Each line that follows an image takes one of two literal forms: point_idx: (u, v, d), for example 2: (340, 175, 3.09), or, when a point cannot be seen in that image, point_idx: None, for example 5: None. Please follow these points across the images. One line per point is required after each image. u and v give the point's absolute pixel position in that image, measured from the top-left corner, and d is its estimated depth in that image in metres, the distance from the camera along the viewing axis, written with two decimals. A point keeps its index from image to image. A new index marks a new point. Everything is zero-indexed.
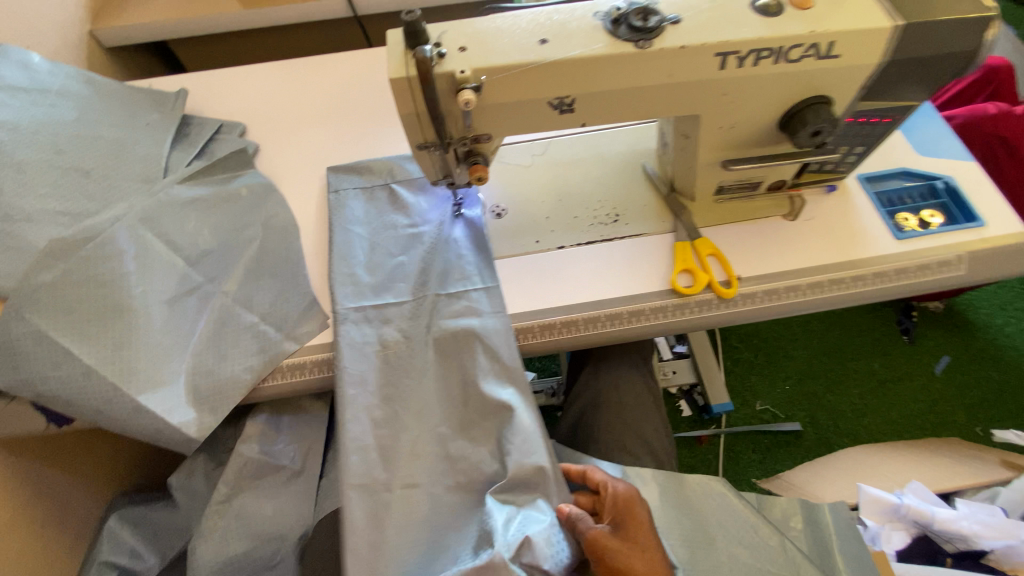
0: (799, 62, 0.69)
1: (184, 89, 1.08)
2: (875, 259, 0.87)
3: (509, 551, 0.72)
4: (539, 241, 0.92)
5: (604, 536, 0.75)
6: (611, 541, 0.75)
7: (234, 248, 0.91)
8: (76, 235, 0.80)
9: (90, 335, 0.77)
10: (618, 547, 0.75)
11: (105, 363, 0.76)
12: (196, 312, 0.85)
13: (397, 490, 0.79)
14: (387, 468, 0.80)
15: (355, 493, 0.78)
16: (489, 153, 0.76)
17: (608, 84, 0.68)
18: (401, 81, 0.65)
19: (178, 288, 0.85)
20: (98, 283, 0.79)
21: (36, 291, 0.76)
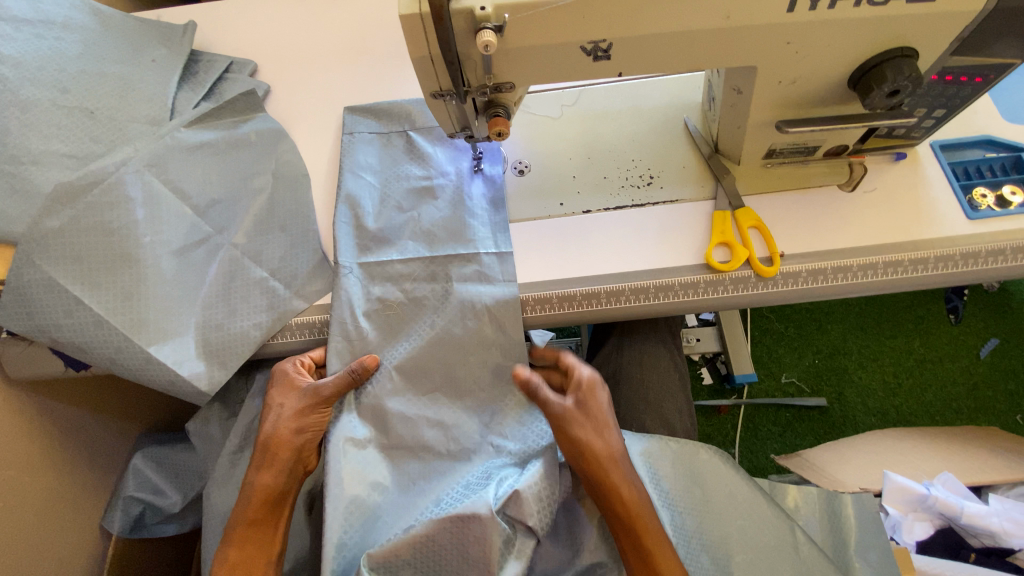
0: (885, 5, 0.58)
1: (193, 22, 1.01)
2: (940, 241, 0.77)
3: (498, 503, 0.72)
4: (563, 204, 0.85)
5: (566, 410, 0.74)
6: (570, 414, 0.73)
7: (243, 198, 0.87)
8: (81, 179, 0.77)
9: (101, 284, 0.76)
10: (577, 418, 0.73)
11: (114, 313, 0.76)
12: (206, 264, 0.83)
13: (386, 452, 0.78)
14: (385, 432, 0.79)
15: (349, 452, 0.76)
16: (511, 104, 0.68)
17: (652, 27, 0.58)
18: (413, 18, 0.57)
19: (188, 239, 0.82)
20: (106, 232, 0.78)
21: (45, 239, 0.75)
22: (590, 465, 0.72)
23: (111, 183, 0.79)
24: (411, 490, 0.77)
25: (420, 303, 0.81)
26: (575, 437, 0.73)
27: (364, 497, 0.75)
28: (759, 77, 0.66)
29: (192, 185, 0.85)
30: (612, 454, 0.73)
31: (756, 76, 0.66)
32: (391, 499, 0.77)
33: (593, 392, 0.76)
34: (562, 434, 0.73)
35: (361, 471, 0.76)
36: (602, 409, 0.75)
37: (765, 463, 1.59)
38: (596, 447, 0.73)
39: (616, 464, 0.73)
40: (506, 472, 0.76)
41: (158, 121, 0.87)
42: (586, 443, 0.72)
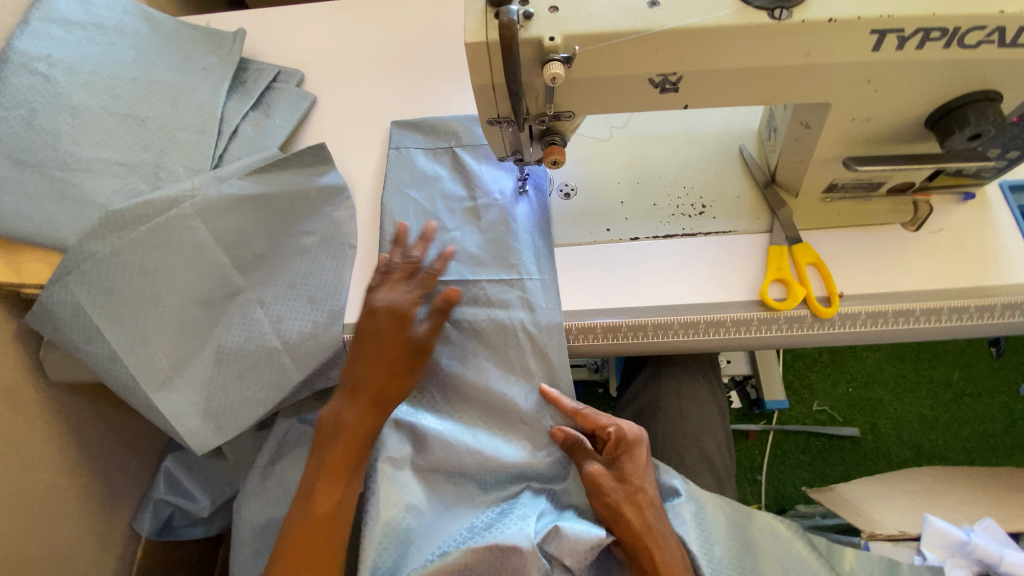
0: (976, 47, 0.55)
1: (242, 29, 1.00)
2: (1011, 289, 0.73)
3: (537, 538, 0.72)
4: (610, 230, 0.83)
5: (601, 474, 0.74)
6: (607, 479, 0.74)
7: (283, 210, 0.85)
8: (127, 212, 0.78)
9: (125, 321, 0.77)
10: (613, 486, 0.74)
11: (129, 353, 0.77)
12: (230, 325, 0.81)
13: (420, 471, 0.77)
14: (422, 452, 0.77)
15: (385, 467, 0.75)
16: (568, 132, 0.66)
17: (725, 62, 0.56)
18: (478, 46, 0.55)
19: (214, 289, 0.81)
20: (141, 271, 0.78)
21: (86, 262, 0.76)
22: (627, 528, 0.73)
23: (160, 223, 0.79)
24: (445, 515, 0.76)
25: (459, 325, 0.79)
26: (612, 501, 0.74)
27: (402, 520, 0.74)
28: (831, 114, 0.63)
29: (229, 219, 0.82)
30: (645, 523, 0.73)
31: (828, 113, 0.63)
32: (426, 520, 0.75)
33: (631, 447, 0.76)
34: (599, 496, 0.74)
35: (397, 494, 0.74)
36: (640, 468, 0.75)
37: (793, 492, 1.54)
38: (631, 514, 0.73)
39: (650, 533, 0.73)
40: (542, 507, 0.76)
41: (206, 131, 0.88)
42: (621, 507, 0.73)
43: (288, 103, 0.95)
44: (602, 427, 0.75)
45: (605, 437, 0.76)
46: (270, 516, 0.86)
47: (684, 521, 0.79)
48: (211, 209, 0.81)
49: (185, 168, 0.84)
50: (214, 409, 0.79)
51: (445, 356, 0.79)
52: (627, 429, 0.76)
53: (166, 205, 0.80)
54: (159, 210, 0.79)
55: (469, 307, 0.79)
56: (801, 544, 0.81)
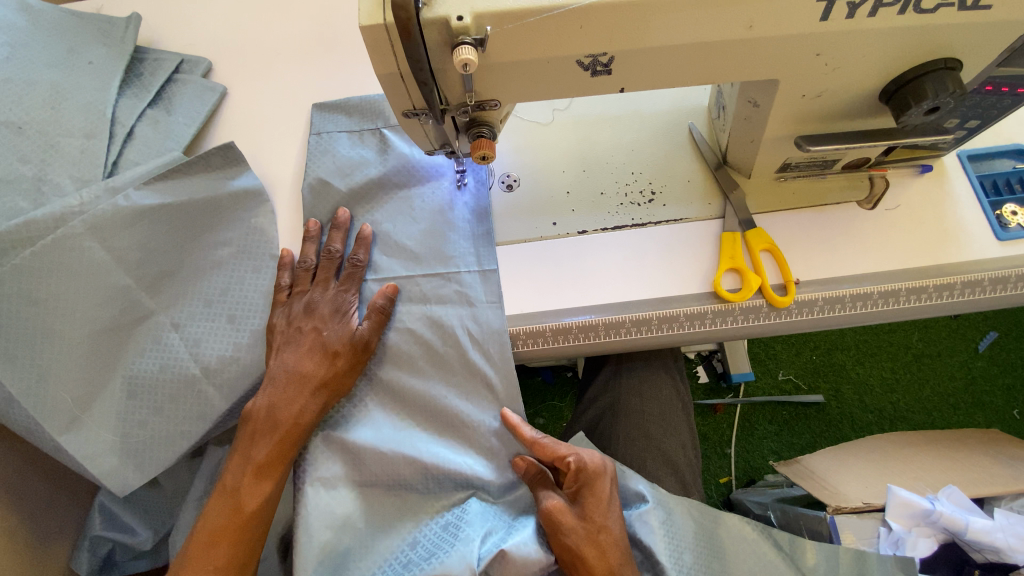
0: (932, 12, 0.49)
1: (136, 13, 0.89)
2: (968, 266, 0.71)
3: (481, 565, 0.67)
4: (556, 224, 0.77)
5: (561, 511, 0.69)
6: (567, 517, 0.69)
7: (192, 221, 0.76)
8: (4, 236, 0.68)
9: (18, 359, 0.67)
10: (574, 524, 0.69)
11: (25, 396, 0.67)
12: (142, 350, 0.72)
13: (353, 491, 0.71)
14: (358, 469, 0.71)
15: (313, 490, 0.70)
16: (497, 121, 0.59)
17: (659, 39, 0.49)
18: (377, 29, 0.47)
19: (119, 313, 0.72)
20: (30, 302, 0.68)
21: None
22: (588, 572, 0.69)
23: (46, 245, 0.69)
24: (383, 535, 0.71)
25: (396, 329, 0.73)
26: (569, 543, 0.69)
27: (339, 545, 0.69)
28: (779, 91, 0.58)
29: (128, 236, 0.73)
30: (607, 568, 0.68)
31: (776, 91, 0.58)
32: (362, 540, 0.70)
33: (594, 480, 0.71)
34: (557, 535, 0.69)
35: (329, 515, 0.69)
36: (602, 504, 0.71)
37: (761, 463, 1.56)
38: (593, 559, 0.68)
39: None
40: (490, 525, 0.71)
41: (95, 135, 0.77)
42: (582, 549, 0.68)
43: (193, 98, 0.85)
44: (562, 458, 0.70)
45: (565, 468, 0.71)
46: None
47: (652, 529, 0.77)
48: (106, 225, 0.72)
49: (74, 180, 0.74)
50: (133, 446, 0.70)
51: (375, 362, 0.73)
52: (590, 460, 0.72)
53: (51, 224, 0.70)
54: (42, 230, 0.69)
55: (406, 305, 0.74)
56: (767, 545, 0.79)
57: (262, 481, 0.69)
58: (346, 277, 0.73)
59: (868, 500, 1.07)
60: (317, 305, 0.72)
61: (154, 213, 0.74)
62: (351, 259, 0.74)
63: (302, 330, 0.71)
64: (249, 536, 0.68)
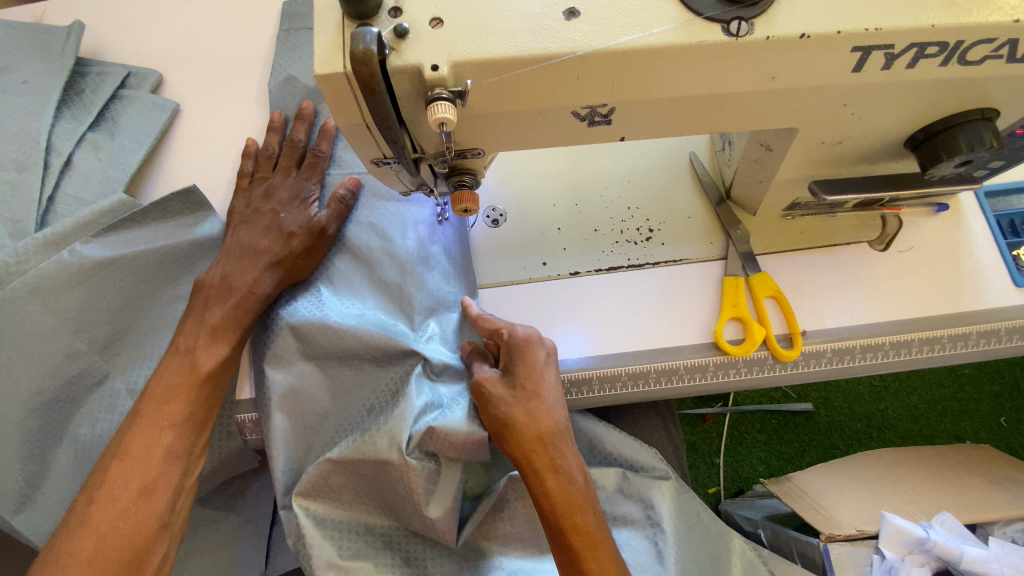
0: (977, 64, 0.43)
1: (74, 20, 0.79)
2: (985, 315, 0.66)
3: (409, 443, 0.61)
4: (547, 264, 0.71)
5: (488, 381, 0.61)
6: (495, 387, 0.61)
7: (149, 275, 0.68)
8: None
9: None
10: (502, 394, 0.60)
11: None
12: (91, 416, 0.65)
13: (306, 367, 0.66)
14: (304, 345, 0.66)
15: (268, 367, 0.65)
16: (480, 169, 0.52)
17: (669, 89, 0.42)
18: (336, 79, 0.40)
19: (65, 376, 0.65)
20: None
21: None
22: (521, 445, 0.59)
23: None
24: (337, 411, 0.66)
25: (357, 223, 0.71)
26: (496, 414, 0.60)
27: (301, 413, 0.66)
28: (796, 139, 0.52)
29: (73, 296, 0.65)
30: (537, 435, 0.59)
31: (793, 138, 0.52)
32: (321, 420, 0.66)
33: (523, 347, 0.61)
34: (485, 407, 0.61)
35: (286, 395, 0.65)
36: (533, 371, 0.60)
37: (750, 473, 1.54)
38: (521, 425, 0.59)
39: (542, 447, 0.58)
40: (429, 399, 0.63)
41: (30, 167, 0.68)
42: (509, 416, 0.59)
43: (141, 118, 0.75)
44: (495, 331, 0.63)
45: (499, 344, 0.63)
46: None
47: (665, 500, 0.72)
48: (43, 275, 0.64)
49: (6, 222, 0.66)
50: None
51: (333, 251, 0.70)
52: (519, 332, 0.62)
53: None
54: None
55: (369, 202, 0.72)
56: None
57: (217, 343, 0.63)
58: (307, 166, 0.71)
59: (861, 527, 1.05)
60: (277, 190, 0.69)
61: (103, 269, 0.66)
62: (314, 150, 0.72)
63: (260, 211, 0.68)
64: (204, 399, 0.62)
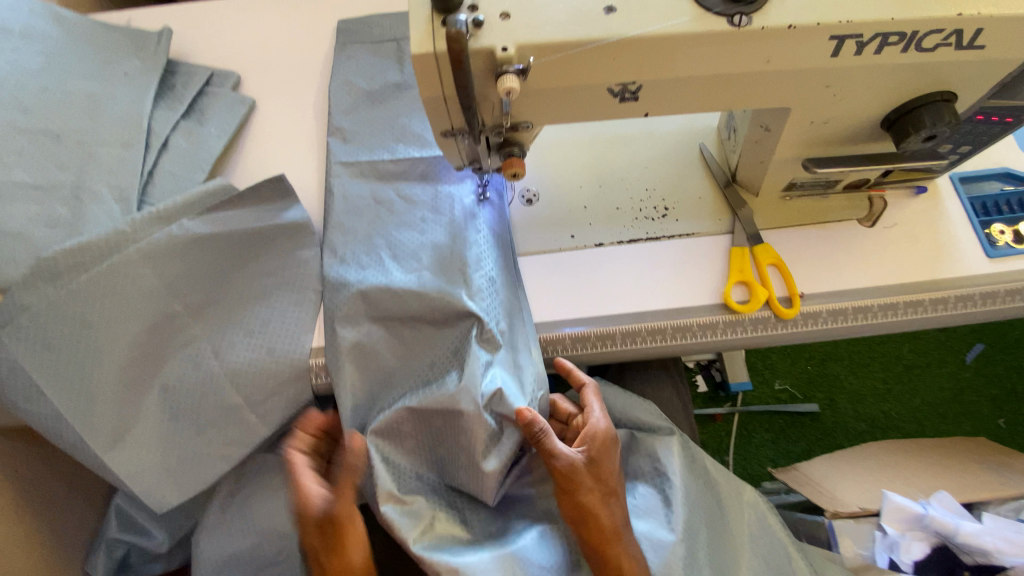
0: (932, 51, 0.54)
1: (167, 28, 0.92)
2: (961, 281, 0.75)
3: (483, 400, 0.69)
4: (575, 237, 0.81)
5: (578, 469, 0.68)
6: (582, 476, 0.68)
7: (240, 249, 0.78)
8: (64, 257, 0.70)
9: (67, 380, 0.69)
10: (586, 484, 0.69)
11: (70, 415, 0.69)
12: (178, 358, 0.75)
13: (375, 326, 0.75)
14: (372, 305, 0.75)
15: (340, 326, 0.74)
16: (527, 142, 0.63)
17: (686, 70, 0.53)
18: (426, 57, 0.51)
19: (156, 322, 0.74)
20: (81, 324, 0.70)
21: (19, 316, 0.68)
22: (597, 539, 0.68)
23: (99, 272, 0.70)
24: (403, 367, 0.75)
25: (410, 200, 0.81)
26: (582, 500, 0.68)
27: (370, 368, 0.74)
28: (789, 118, 0.62)
29: (173, 264, 0.74)
30: (615, 526, 0.69)
31: (786, 117, 0.63)
32: (387, 374, 0.75)
33: (603, 451, 0.71)
34: (569, 494, 0.69)
35: (356, 353, 0.74)
36: (613, 468, 0.71)
37: (758, 470, 1.60)
38: (602, 518, 0.69)
39: (617, 537, 0.68)
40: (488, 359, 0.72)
41: (132, 145, 0.80)
42: (593, 508, 0.68)
43: (224, 110, 0.87)
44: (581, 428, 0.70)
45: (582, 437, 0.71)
46: (234, 553, 0.81)
47: (672, 455, 0.79)
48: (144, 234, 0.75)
49: (112, 189, 0.76)
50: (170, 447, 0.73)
51: (392, 226, 0.79)
52: (602, 424, 0.72)
53: (104, 251, 0.71)
54: (95, 257, 0.71)
55: (422, 184, 0.82)
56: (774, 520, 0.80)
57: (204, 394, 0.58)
58: None
59: (865, 506, 1.12)
60: None
61: (204, 242, 0.75)
62: None
63: None
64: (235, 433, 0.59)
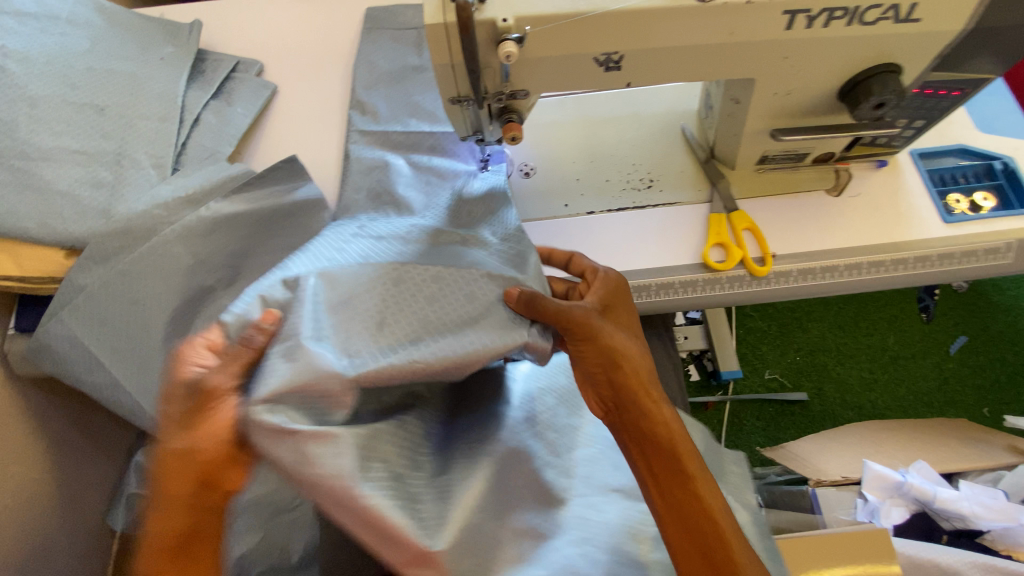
0: (874, 25, 0.62)
1: (198, 20, 1.01)
2: (920, 243, 0.83)
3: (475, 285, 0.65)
4: (568, 205, 0.89)
5: (590, 311, 0.61)
6: (598, 319, 0.61)
7: (261, 227, 0.83)
8: (112, 241, 0.79)
9: (120, 351, 0.78)
10: (606, 327, 0.61)
11: (129, 382, 0.78)
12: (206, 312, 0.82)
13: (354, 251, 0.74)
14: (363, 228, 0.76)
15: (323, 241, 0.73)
16: (525, 110, 0.71)
17: (661, 40, 0.62)
18: (438, 28, 0.60)
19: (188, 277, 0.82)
20: (128, 301, 0.78)
21: (77, 296, 0.78)
22: (630, 392, 0.59)
23: (140, 253, 0.79)
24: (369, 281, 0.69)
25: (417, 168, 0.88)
26: (592, 390, 0.62)
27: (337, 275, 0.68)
28: (755, 89, 0.71)
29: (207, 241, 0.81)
30: (644, 370, 0.61)
31: (753, 88, 0.71)
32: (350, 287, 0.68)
33: (615, 291, 0.67)
34: (590, 344, 0.60)
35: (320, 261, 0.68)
36: (628, 311, 0.66)
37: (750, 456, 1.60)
38: (631, 359, 0.61)
39: (650, 385, 0.60)
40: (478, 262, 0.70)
41: (168, 119, 0.88)
42: (618, 355, 0.60)
43: (249, 92, 0.96)
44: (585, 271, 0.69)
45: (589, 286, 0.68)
46: None
47: None
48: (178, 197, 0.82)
49: (149, 157, 0.85)
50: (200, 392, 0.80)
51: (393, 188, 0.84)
52: (610, 272, 0.69)
53: (144, 234, 0.80)
54: (137, 240, 0.80)
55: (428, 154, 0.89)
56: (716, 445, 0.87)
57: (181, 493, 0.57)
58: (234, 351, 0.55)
59: (845, 475, 1.12)
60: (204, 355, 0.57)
61: (230, 221, 0.81)
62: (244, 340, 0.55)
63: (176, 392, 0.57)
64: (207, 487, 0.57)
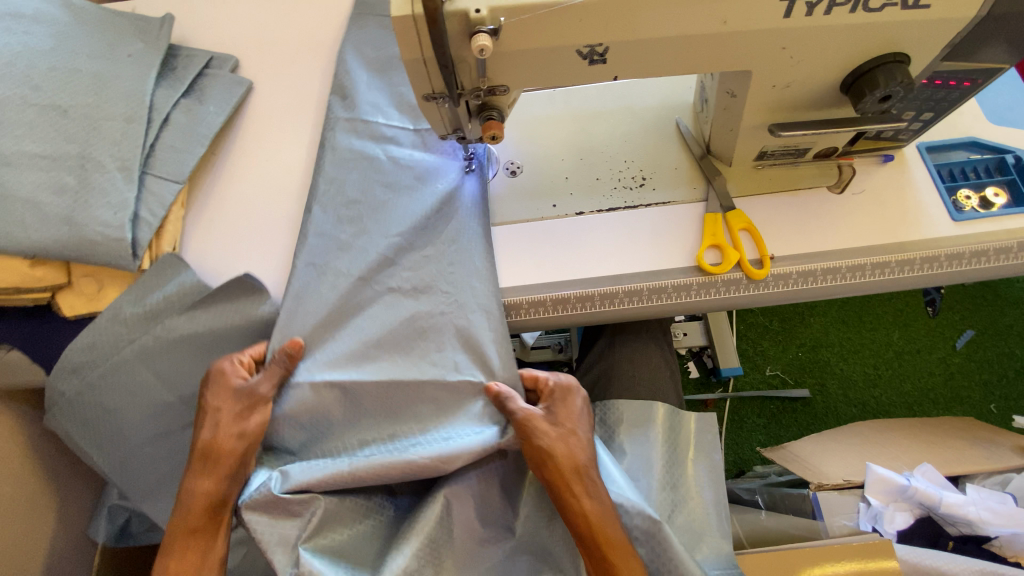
0: (879, 11, 0.58)
1: (170, 14, 0.96)
2: (927, 243, 0.78)
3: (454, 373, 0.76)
4: (556, 206, 0.85)
5: (535, 416, 0.71)
6: (541, 423, 0.71)
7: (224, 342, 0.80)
8: (82, 348, 0.78)
9: (102, 446, 0.80)
10: (547, 429, 0.71)
11: (112, 474, 0.80)
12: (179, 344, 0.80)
13: (336, 267, 0.80)
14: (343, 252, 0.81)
15: (305, 267, 0.79)
16: (506, 106, 0.67)
17: (649, 30, 0.57)
18: (405, 19, 0.55)
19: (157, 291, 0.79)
20: (105, 410, 0.79)
21: (58, 400, 0.79)
22: (557, 476, 0.70)
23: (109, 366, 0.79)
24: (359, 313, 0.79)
25: (397, 163, 0.86)
26: (541, 444, 0.70)
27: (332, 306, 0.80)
28: (752, 81, 0.66)
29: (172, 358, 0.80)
30: (575, 466, 0.70)
31: (749, 80, 0.66)
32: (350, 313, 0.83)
33: (563, 397, 0.74)
34: (531, 441, 0.71)
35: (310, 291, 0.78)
36: (573, 415, 0.73)
37: (750, 455, 1.56)
38: (562, 458, 0.70)
39: (580, 476, 0.70)
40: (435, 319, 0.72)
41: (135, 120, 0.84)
42: (554, 448, 0.70)
43: (222, 90, 0.92)
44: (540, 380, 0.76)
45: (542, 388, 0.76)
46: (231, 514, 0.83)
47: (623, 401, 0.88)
48: None
49: (115, 159, 0.81)
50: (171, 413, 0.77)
51: (376, 192, 0.84)
52: (561, 379, 0.76)
53: (111, 349, 0.79)
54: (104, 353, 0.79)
55: (410, 149, 0.87)
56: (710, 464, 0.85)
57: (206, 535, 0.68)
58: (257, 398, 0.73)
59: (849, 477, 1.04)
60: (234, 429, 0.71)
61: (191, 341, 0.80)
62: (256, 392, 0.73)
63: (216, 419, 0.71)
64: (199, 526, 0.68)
